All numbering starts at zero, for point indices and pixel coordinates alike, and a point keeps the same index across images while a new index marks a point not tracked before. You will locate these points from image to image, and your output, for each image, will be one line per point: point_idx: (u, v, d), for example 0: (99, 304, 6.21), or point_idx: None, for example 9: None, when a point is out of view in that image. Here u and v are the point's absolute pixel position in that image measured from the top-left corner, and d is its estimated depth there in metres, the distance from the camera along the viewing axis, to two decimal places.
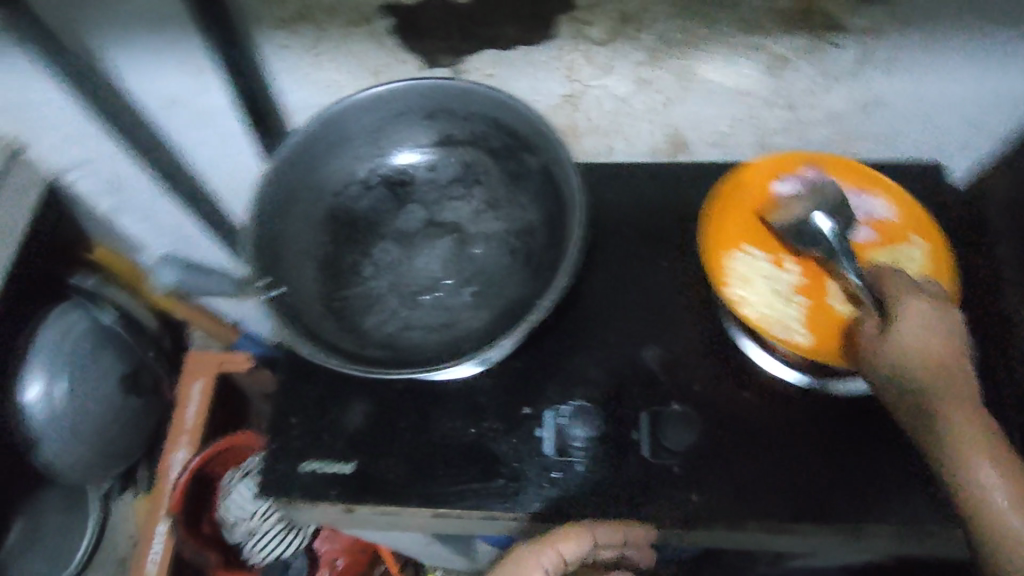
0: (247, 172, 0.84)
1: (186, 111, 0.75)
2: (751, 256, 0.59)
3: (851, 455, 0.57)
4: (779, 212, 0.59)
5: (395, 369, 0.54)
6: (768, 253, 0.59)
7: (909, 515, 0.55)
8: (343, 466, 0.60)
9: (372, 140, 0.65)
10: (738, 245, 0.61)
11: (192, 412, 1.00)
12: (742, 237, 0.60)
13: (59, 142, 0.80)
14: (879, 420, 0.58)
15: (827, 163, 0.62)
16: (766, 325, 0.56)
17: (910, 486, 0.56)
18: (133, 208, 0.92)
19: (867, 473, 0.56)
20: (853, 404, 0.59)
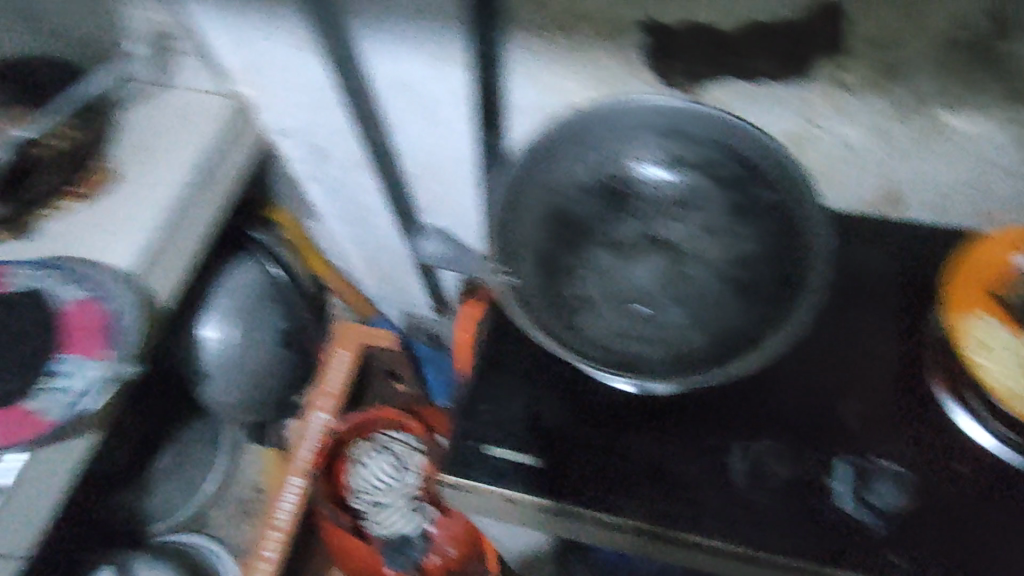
0: (447, 162, 0.87)
1: (412, 96, 0.78)
2: (993, 326, 0.59)
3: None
4: (1013, 289, 0.60)
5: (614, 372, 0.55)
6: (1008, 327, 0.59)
7: None
8: (529, 457, 0.62)
9: (601, 149, 0.66)
10: (970, 311, 0.59)
11: (336, 378, 1.03)
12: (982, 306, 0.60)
13: (289, 107, 0.86)
14: None
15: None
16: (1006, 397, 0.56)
17: None
18: (327, 178, 0.97)
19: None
20: None
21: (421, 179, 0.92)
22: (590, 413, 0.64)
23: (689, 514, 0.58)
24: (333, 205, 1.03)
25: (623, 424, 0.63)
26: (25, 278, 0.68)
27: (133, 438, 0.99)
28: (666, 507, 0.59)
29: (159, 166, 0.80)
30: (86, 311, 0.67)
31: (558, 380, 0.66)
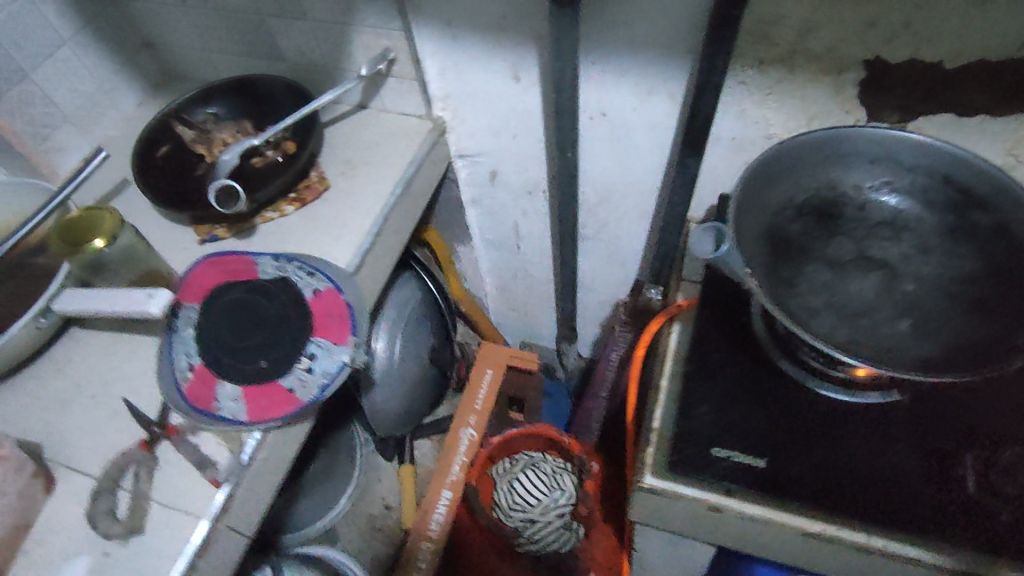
0: (622, 188, 0.93)
1: (608, 124, 0.84)
2: None
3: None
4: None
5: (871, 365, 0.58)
6: None
7: None
8: (756, 459, 0.65)
9: (814, 173, 0.71)
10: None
11: (483, 394, 1.07)
12: None
13: (479, 131, 0.92)
14: None
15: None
16: None
17: None
18: (493, 201, 1.03)
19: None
20: None
21: (590, 204, 0.97)
22: (810, 424, 0.66)
23: (920, 524, 0.61)
24: (489, 228, 1.08)
25: (844, 436, 0.65)
26: (274, 270, 0.70)
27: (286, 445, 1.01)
28: (898, 518, 0.61)
29: (365, 177, 0.86)
30: (330, 301, 0.70)
31: (773, 387, 0.69)
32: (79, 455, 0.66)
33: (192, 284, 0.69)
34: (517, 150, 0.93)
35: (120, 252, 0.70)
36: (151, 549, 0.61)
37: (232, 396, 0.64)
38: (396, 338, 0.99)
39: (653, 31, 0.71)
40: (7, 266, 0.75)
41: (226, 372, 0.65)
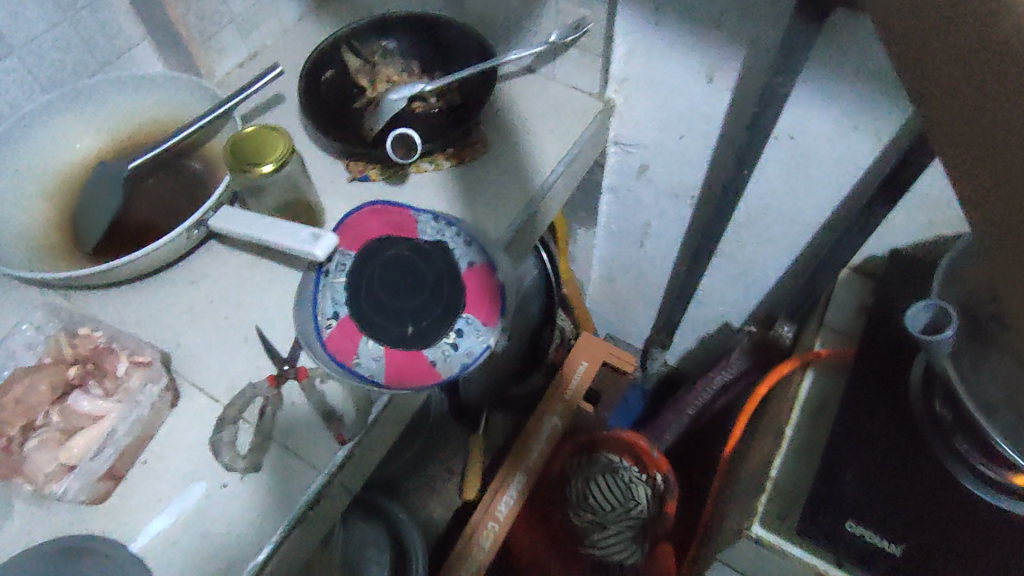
0: (782, 214, 0.86)
1: (794, 149, 0.78)
2: None
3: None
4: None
5: None
6: None
7: None
8: (892, 544, 0.64)
9: None
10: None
11: (575, 384, 1.04)
12: None
13: (646, 123, 0.87)
14: None
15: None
16: None
17: None
18: (632, 194, 0.98)
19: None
20: None
21: (739, 222, 0.91)
22: (944, 515, 0.64)
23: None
24: (617, 220, 1.04)
25: (988, 542, 0.62)
26: (432, 232, 0.68)
27: None
28: None
29: (524, 148, 0.81)
30: (482, 277, 0.67)
31: (910, 472, 0.67)
32: (207, 376, 0.65)
33: (352, 229, 0.67)
34: (679, 150, 0.88)
35: (283, 177, 0.68)
36: (268, 489, 0.60)
37: (373, 354, 0.62)
38: None
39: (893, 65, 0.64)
40: (160, 161, 0.74)
41: (368, 327, 0.63)
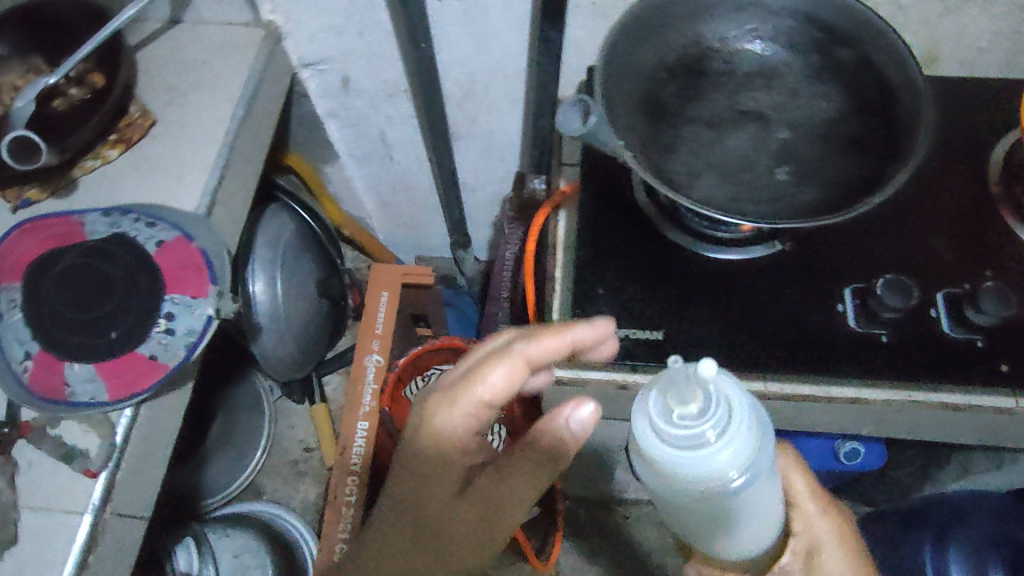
0: (488, 75, 0.85)
1: (460, 5, 0.75)
2: None
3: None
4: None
5: (763, 224, 0.57)
6: None
7: None
8: (654, 332, 0.65)
9: (681, 27, 0.67)
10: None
11: (382, 318, 1.02)
12: None
13: (316, 32, 0.81)
14: None
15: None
16: None
17: None
18: (351, 111, 0.94)
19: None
20: None
21: (453, 99, 0.89)
22: (695, 285, 0.66)
23: (817, 363, 0.63)
24: (353, 144, 1.00)
25: (726, 302, 0.65)
26: (105, 227, 0.62)
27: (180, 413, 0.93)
28: (793, 354, 0.63)
29: (194, 105, 0.75)
30: (178, 251, 0.62)
31: (658, 271, 0.67)
32: None
33: (10, 262, 0.61)
34: (363, 51, 0.84)
35: None
36: (24, 563, 0.55)
37: (86, 376, 0.57)
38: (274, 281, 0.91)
39: None
40: None
41: (70, 354, 0.58)
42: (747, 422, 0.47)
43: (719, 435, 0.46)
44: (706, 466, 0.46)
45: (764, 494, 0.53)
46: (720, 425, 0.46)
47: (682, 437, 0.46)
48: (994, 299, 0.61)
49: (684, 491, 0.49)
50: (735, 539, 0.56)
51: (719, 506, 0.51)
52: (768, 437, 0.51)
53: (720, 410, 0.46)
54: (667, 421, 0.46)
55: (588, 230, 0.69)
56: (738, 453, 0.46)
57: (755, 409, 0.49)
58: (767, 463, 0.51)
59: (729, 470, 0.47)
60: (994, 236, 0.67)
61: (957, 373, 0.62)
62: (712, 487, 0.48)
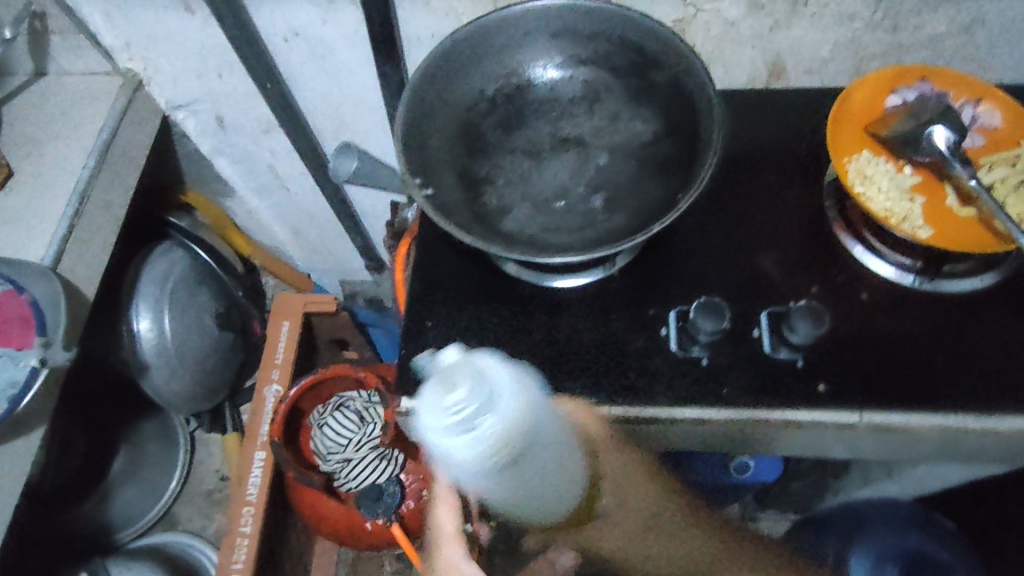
0: (352, 108, 0.86)
1: (306, 43, 0.77)
2: (872, 159, 0.62)
3: (958, 332, 0.62)
4: (892, 124, 0.61)
5: (555, 257, 0.58)
6: (887, 157, 0.62)
7: (998, 404, 0.59)
8: (478, 364, 0.65)
9: (500, 59, 0.68)
10: (856, 151, 0.63)
11: (283, 348, 1.04)
12: (862, 143, 0.63)
13: (178, 75, 0.83)
14: (966, 323, 0.62)
15: (959, 87, 0.63)
16: (891, 218, 0.59)
17: (996, 393, 0.59)
18: (233, 149, 0.95)
19: (976, 357, 0.61)
20: (942, 313, 0.63)
21: (326, 132, 0.91)
22: (521, 315, 0.67)
23: (638, 388, 0.63)
24: (246, 179, 1.01)
25: (549, 331, 0.66)
26: None
27: (81, 449, 0.95)
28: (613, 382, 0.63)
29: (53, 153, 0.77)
30: (6, 303, 0.64)
31: (491, 304, 0.68)
32: None
33: None
34: (228, 91, 0.85)
35: None
36: None
37: None
38: (163, 318, 0.93)
39: None
40: None
41: None
42: (509, 386, 0.46)
43: (489, 412, 0.44)
44: (493, 439, 0.44)
45: (547, 457, 0.52)
46: (491, 401, 0.45)
47: (467, 422, 0.43)
48: (806, 318, 0.60)
49: (483, 473, 0.47)
50: (535, 496, 0.55)
51: (514, 474, 0.50)
52: (534, 403, 0.50)
53: (487, 387, 0.45)
54: (444, 417, 0.43)
55: (424, 264, 0.71)
56: (513, 422, 0.45)
57: (511, 377, 0.48)
58: (539, 429, 0.50)
59: (510, 438, 0.45)
60: (824, 253, 0.66)
61: (778, 394, 0.61)
62: (504, 462, 0.46)
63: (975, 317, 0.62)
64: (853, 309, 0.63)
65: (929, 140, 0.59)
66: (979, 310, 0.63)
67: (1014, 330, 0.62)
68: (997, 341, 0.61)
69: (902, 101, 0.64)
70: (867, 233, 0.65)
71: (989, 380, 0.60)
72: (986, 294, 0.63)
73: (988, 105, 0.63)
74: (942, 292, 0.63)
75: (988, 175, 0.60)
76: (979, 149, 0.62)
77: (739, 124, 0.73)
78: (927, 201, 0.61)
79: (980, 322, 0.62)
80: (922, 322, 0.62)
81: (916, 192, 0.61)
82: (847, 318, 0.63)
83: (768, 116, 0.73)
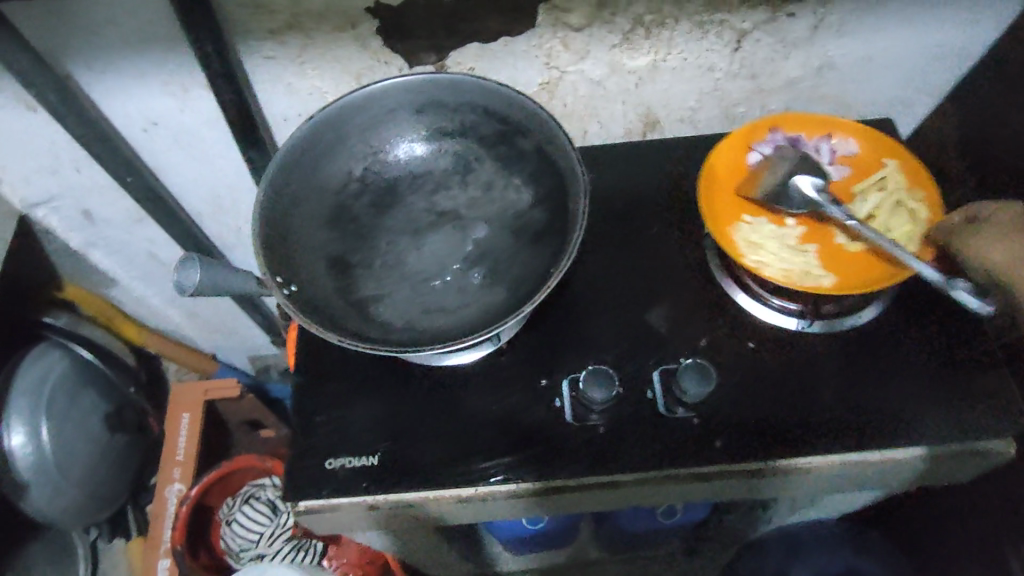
0: (229, 190, 0.83)
1: (166, 131, 0.74)
2: (754, 223, 0.64)
3: (851, 369, 0.63)
4: (759, 184, 0.63)
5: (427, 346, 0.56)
6: (766, 217, 0.64)
7: (891, 436, 0.60)
8: (371, 457, 0.62)
9: (366, 137, 0.66)
10: (738, 218, 0.64)
11: (183, 443, 0.98)
12: (740, 208, 0.65)
13: (31, 174, 0.78)
14: (850, 358, 0.63)
15: (809, 128, 0.67)
16: (791, 279, 0.61)
17: (888, 427, 0.60)
18: (107, 240, 0.89)
19: (883, 389, 0.62)
20: (827, 348, 0.64)
21: (202, 215, 0.86)
22: (414, 397, 0.64)
23: (538, 462, 0.60)
24: (126, 270, 0.95)
25: (444, 412, 0.63)
26: None
27: None
28: (510, 460, 0.61)
29: None
30: None
31: (381, 390, 0.65)
32: None
33: None
34: (88, 184, 0.80)
35: None
36: None
37: None
38: (40, 428, 0.87)
39: (135, 19, 0.62)
40: None
41: None
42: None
43: None
44: None
45: None
46: None
47: None
48: (695, 376, 0.60)
49: None
50: None
51: None
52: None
53: None
54: None
55: (309, 354, 0.67)
56: None
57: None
58: None
59: None
60: (716, 303, 0.66)
61: (691, 455, 0.60)
62: None
63: (856, 352, 0.64)
64: (761, 356, 0.64)
65: (797, 193, 0.61)
66: (862, 345, 0.64)
67: (902, 360, 0.63)
68: (881, 373, 0.63)
69: (763, 155, 0.66)
70: (748, 278, 0.66)
71: (897, 409, 0.61)
72: (871, 329, 0.64)
73: (840, 137, 0.67)
74: (826, 332, 0.65)
75: (865, 204, 0.63)
76: (850, 180, 0.65)
77: (617, 179, 0.73)
78: (819, 247, 0.63)
79: (861, 356, 0.63)
80: (809, 362, 0.63)
81: (804, 243, 0.63)
82: (754, 367, 0.63)
83: (645, 168, 0.74)
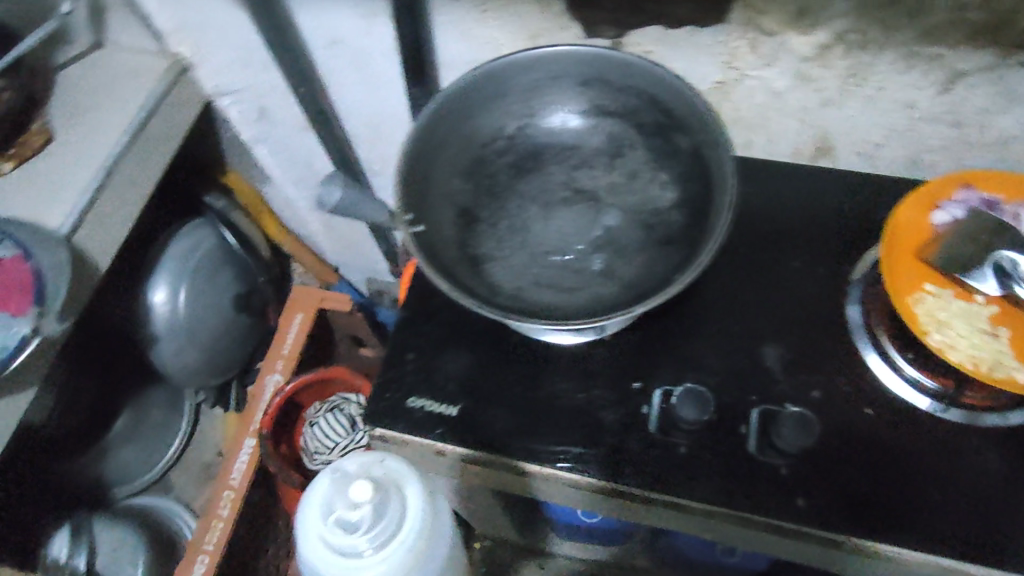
0: (387, 119, 0.86)
1: (345, 52, 0.78)
2: (938, 295, 0.56)
3: (976, 471, 0.56)
4: (945, 249, 0.56)
5: (531, 319, 0.56)
6: (953, 287, 0.56)
7: (1004, 556, 0.53)
8: (450, 407, 0.63)
9: (525, 98, 0.66)
10: (919, 285, 0.56)
11: (292, 341, 1.05)
12: (922, 273, 0.57)
13: (224, 64, 0.84)
14: (979, 459, 0.57)
15: (1007, 191, 0.59)
16: (979, 367, 0.53)
17: (1001, 545, 0.54)
18: (272, 139, 0.96)
19: (1021, 500, 0.55)
20: (954, 440, 0.57)
21: (355, 138, 0.91)
22: (504, 361, 0.64)
23: (607, 461, 0.59)
24: (280, 171, 1.02)
25: (529, 385, 0.63)
26: None
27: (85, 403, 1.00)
28: (581, 451, 0.60)
29: (94, 127, 0.82)
30: (13, 269, 0.71)
31: (475, 346, 0.66)
32: None
33: None
34: (269, 83, 0.86)
35: None
36: None
37: None
38: (180, 292, 0.98)
39: None
40: None
41: None
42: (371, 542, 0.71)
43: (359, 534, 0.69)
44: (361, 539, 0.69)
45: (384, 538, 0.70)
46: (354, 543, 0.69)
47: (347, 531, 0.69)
48: (796, 427, 0.56)
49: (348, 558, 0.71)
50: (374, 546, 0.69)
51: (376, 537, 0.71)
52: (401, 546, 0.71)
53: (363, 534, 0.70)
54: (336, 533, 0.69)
55: (419, 293, 0.69)
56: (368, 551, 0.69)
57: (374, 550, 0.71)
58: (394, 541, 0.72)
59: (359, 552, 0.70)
60: (846, 358, 0.61)
61: (772, 505, 0.56)
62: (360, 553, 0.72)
63: (989, 454, 0.57)
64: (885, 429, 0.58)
65: (992, 270, 0.54)
66: (996, 449, 0.57)
67: None
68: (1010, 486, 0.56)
69: (951, 215, 0.59)
70: (888, 342, 0.60)
71: None
72: (1013, 436, 0.57)
73: None
74: (960, 423, 0.58)
75: None
76: None
77: (770, 199, 0.68)
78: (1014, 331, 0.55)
79: (992, 460, 0.56)
80: (928, 449, 0.57)
81: (996, 324, 0.55)
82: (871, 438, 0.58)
83: (804, 195, 0.68)
